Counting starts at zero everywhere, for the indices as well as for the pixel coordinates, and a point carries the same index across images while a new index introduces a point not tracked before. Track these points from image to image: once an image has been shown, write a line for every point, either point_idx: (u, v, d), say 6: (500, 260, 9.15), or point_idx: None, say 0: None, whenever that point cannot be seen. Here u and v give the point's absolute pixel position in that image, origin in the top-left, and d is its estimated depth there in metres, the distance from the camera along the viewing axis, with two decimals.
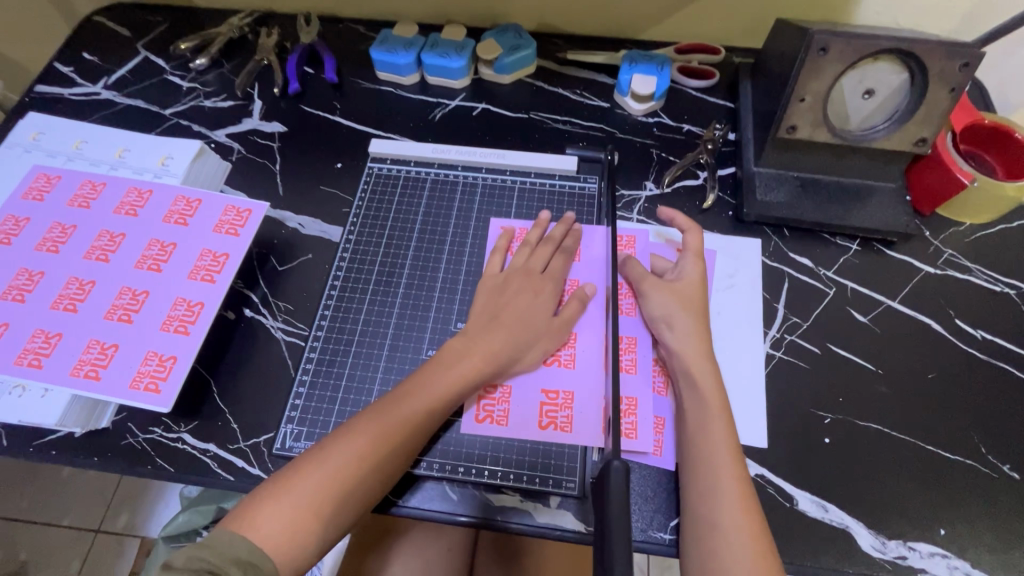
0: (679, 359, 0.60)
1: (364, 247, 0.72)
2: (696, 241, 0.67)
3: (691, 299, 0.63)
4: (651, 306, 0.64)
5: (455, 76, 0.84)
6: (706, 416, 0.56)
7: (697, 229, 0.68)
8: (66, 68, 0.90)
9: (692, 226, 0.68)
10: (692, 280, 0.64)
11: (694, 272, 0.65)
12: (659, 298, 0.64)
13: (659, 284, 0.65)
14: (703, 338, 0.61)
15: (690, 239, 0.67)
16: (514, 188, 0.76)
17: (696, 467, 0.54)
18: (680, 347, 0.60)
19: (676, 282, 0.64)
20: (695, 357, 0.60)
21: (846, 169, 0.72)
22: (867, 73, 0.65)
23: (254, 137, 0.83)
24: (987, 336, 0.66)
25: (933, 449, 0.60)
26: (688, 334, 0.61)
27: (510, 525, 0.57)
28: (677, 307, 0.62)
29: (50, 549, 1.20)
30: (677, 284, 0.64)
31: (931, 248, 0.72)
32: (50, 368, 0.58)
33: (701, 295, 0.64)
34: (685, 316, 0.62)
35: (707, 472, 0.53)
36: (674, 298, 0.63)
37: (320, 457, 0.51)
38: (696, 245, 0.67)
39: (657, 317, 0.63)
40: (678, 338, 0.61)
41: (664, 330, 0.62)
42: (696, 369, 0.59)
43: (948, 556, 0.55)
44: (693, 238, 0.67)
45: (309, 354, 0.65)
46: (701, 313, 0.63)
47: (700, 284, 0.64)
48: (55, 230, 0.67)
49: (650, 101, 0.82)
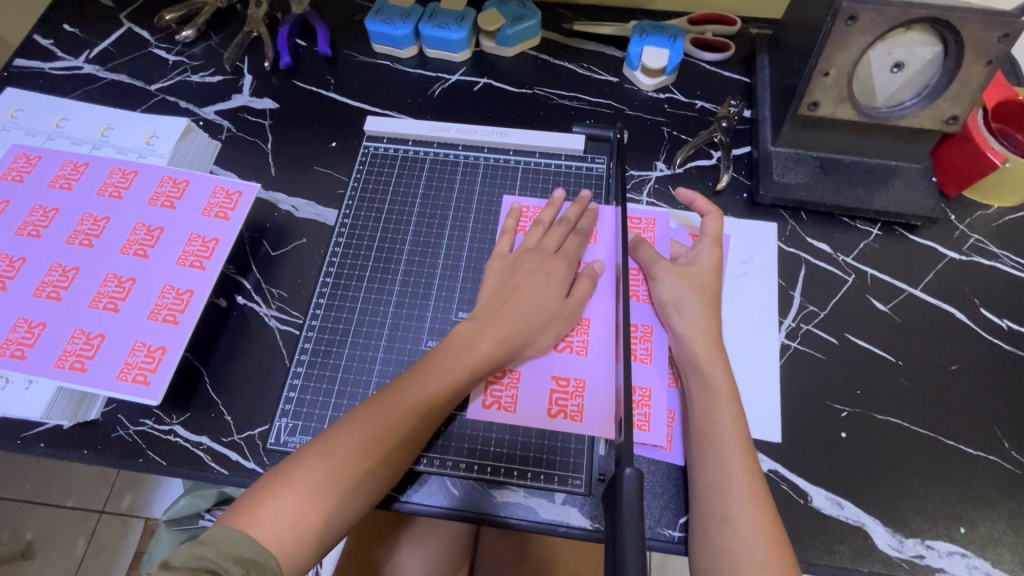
0: (688, 348, 0.57)
1: (360, 231, 0.68)
2: (715, 227, 0.63)
3: (704, 284, 0.60)
4: (661, 290, 0.61)
5: (455, 49, 0.80)
6: (717, 405, 0.53)
7: (718, 213, 0.64)
8: (45, 41, 0.85)
9: (712, 210, 0.64)
10: (705, 266, 0.61)
11: (709, 258, 0.62)
12: (671, 282, 0.61)
13: (671, 268, 0.62)
14: (714, 327, 0.58)
15: (708, 224, 0.63)
16: (517, 168, 0.72)
17: (705, 461, 0.51)
18: (690, 335, 0.58)
19: (690, 267, 0.61)
20: (706, 346, 0.57)
21: (869, 149, 0.68)
22: (898, 44, 0.60)
23: (244, 114, 0.79)
24: (1013, 326, 0.63)
25: (954, 444, 0.57)
26: (699, 321, 0.58)
27: (514, 520, 0.55)
28: (689, 292, 0.59)
29: (56, 530, 1.20)
30: (691, 268, 0.61)
31: (956, 233, 0.68)
32: (34, 358, 0.56)
33: (715, 281, 0.61)
34: (697, 302, 0.59)
35: (719, 467, 0.50)
36: (687, 283, 0.60)
37: (320, 449, 0.49)
38: (714, 231, 0.63)
39: (667, 302, 0.60)
40: (687, 326, 0.58)
41: (674, 317, 0.59)
42: (706, 359, 0.56)
43: (967, 555, 0.53)
44: (712, 223, 0.63)
45: (303, 344, 0.62)
46: (714, 300, 0.60)
47: (714, 270, 0.61)
48: (36, 213, 0.64)
49: (661, 76, 0.78)
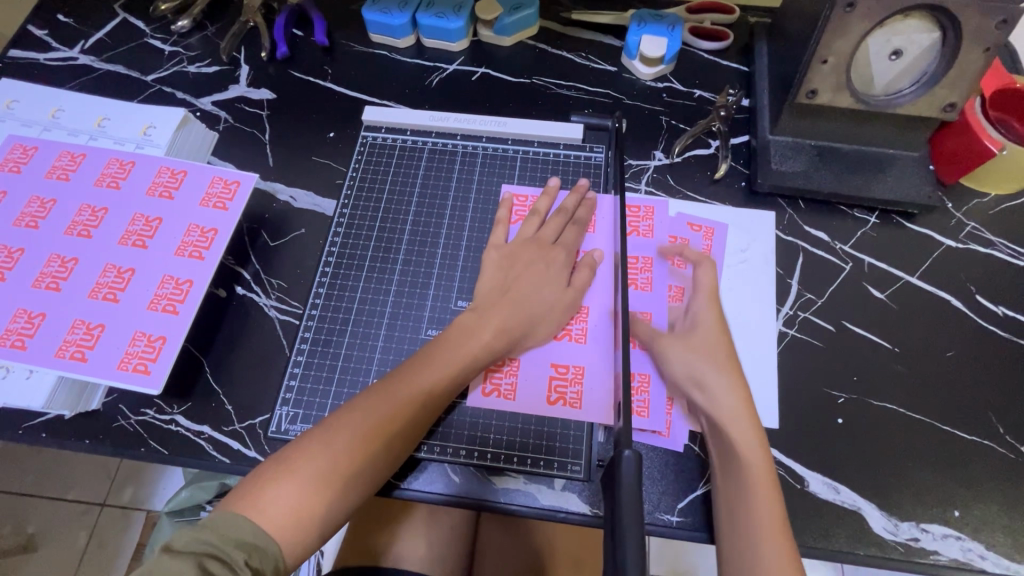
0: (718, 424, 0.54)
1: (359, 222, 0.68)
2: (707, 278, 0.62)
3: (713, 349, 0.57)
4: (674, 369, 0.57)
5: (452, 39, 0.80)
6: (756, 479, 0.50)
7: (710, 262, 0.63)
8: (40, 31, 0.84)
9: (703, 259, 0.63)
10: (710, 326, 0.59)
11: (710, 315, 0.59)
12: (683, 357, 0.57)
13: (676, 341, 0.58)
14: (743, 397, 0.54)
15: (702, 276, 0.62)
16: (516, 157, 0.72)
17: (735, 517, 0.49)
18: (716, 409, 0.54)
19: (692, 331, 0.59)
20: (736, 418, 0.53)
21: (867, 137, 0.68)
22: (896, 31, 0.60)
23: (241, 105, 0.78)
24: (1009, 313, 0.64)
25: (949, 429, 0.58)
26: (723, 391, 0.55)
27: (514, 507, 0.56)
28: (702, 362, 0.56)
29: (57, 523, 1.21)
30: (694, 333, 0.58)
31: (953, 221, 0.69)
32: (34, 349, 0.56)
33: (723, 339, 0.58)
34: (715, 371, 0.56)
35: (748, 516, 0.48)
36: (699, 352, 0.57)
37: (323, 437, 0.49)
38: (708, 283, 0.62)
39: (684, 379, 0.57)
40: (712, 401, 0.55)
41: (696, 393, 0.56)
42: (739, 435, 0.52)
43: (961, 538, 0.54)
44: (705, 275, 0.62)
45: (303, 334, 0.62)
46: (730, 359, 0.57)
47: (718, 327, 0.59)
48: (34, 204, 0.64)
49: (659, 65, 0.77)
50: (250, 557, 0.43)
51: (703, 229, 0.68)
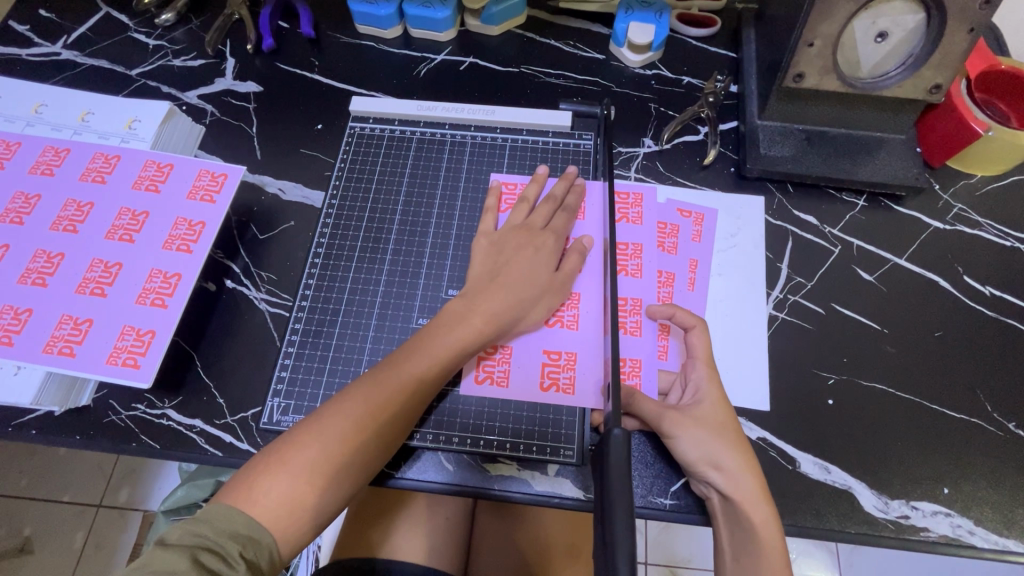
0: (735, 508, 0.50)
1: (348, 214, 0.68)
2: (702, 345, 0.56)
3: (719, 426, 0.53)
4: (686, 449, 0.52)
5: (439, 28, 0.79)
6: (776, 564, 0.48)
7: (703, 327, 0.57)
8: (21, 26, 0.83)
9: (697, 323, 0.57)
10: (713, 400, 0.54)
11: (711, 388, 0.55)
12: (693, 437, 0.52)
13: (684, 418, 0.53)
14: (755, 473, 0.51)
15: (694, 342, 0.57)
16: (504, 146, 0.72)
17: None
18: (733, 492, 0.50)
19: (696, 407, 0.54)
20: (754, 502, 0.50)
21: (855, 120, 0.68)
22: (882, 13, 0.60)
23: (227, 98, 0.78)
24: (996, 293, 0.64)
25: (938, 408, 0.59)
26: (739, 471, 0.51)
27: (509, 493, 0.56)
28: (712, 439, 0.52)
29: (53, 525, 1.20)
30: (697, 409, 0.53)
31: (940, 203, 0.69)
32: (21, 345, 0.56)
33: (727, 416, 0.54)
34: (728, 450, 0.51)
35: None
36: (710, 431, 0.52)
37: (315, 429, 0.49)
38: (704, 351, 0.56)
39: (697, 461, 0.52)
40: (728, 483, 0.50)
41: (711, 474, 0.51)
42: (758, 520, 0.49)
43: (950, 514, 0.54)
44: (699, 341, 0.57)
45: (293, 325, 0.62)
46: (737, 435, 0.53)
47: (721, 400, 0.54)
48: (18, 200, 0.63)
49: (647, 52, 0.77)
50: (245, 548, 0.43)
51: (693, 215, 0.68)
